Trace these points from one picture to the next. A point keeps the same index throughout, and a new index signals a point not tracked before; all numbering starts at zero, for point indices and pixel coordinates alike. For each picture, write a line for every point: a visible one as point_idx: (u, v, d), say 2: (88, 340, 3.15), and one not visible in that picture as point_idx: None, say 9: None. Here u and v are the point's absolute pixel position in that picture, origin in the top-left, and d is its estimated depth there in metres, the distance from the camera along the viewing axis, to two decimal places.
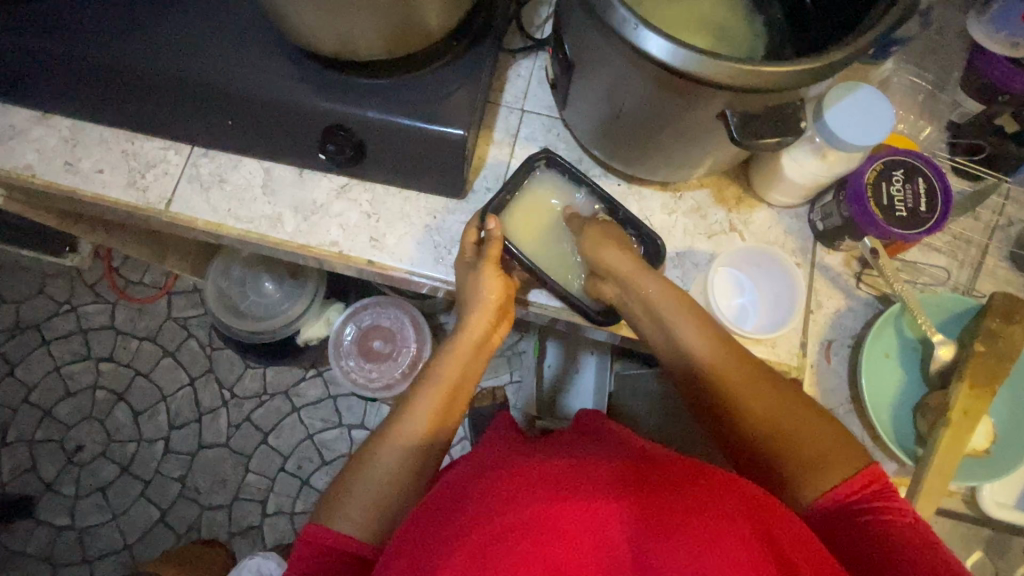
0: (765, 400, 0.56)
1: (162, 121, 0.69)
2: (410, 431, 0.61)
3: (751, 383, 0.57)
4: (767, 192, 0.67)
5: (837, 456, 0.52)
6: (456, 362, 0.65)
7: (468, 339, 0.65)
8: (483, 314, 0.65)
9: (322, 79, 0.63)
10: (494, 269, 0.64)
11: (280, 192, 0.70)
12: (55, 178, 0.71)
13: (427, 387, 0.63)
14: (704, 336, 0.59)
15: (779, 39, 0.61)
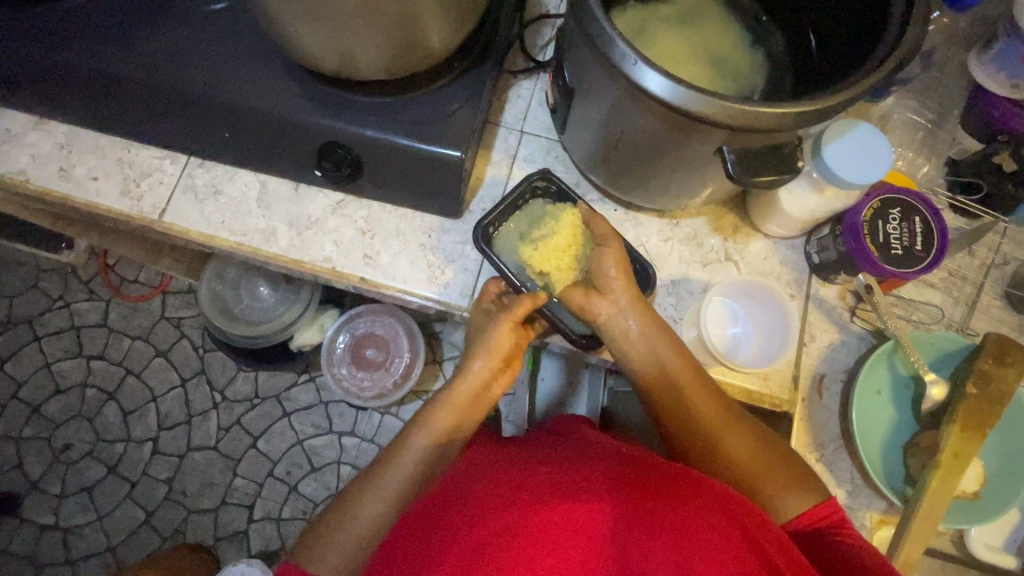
0: (745, 450, 0.59)
1: (160, 131, 0.68)
2: (403, 479, 0.60)
3: (733, 428, 0.60)
4: (765, 222, 0.67)
5: (802, 491, 0.57)
6: (455, 408, 0.64)
7: (469, 385, 0.64)
8: (488, 364, 0.64)
9: (321, 95, 0.62)
10: (511, 325, 0.63)
11: (275, 206, 0.70)
12: (49, 184, 0.70)
13: (424, 431, 0.62)
14: (702, 394, 0.60)
15: (780, 72, 0.61)
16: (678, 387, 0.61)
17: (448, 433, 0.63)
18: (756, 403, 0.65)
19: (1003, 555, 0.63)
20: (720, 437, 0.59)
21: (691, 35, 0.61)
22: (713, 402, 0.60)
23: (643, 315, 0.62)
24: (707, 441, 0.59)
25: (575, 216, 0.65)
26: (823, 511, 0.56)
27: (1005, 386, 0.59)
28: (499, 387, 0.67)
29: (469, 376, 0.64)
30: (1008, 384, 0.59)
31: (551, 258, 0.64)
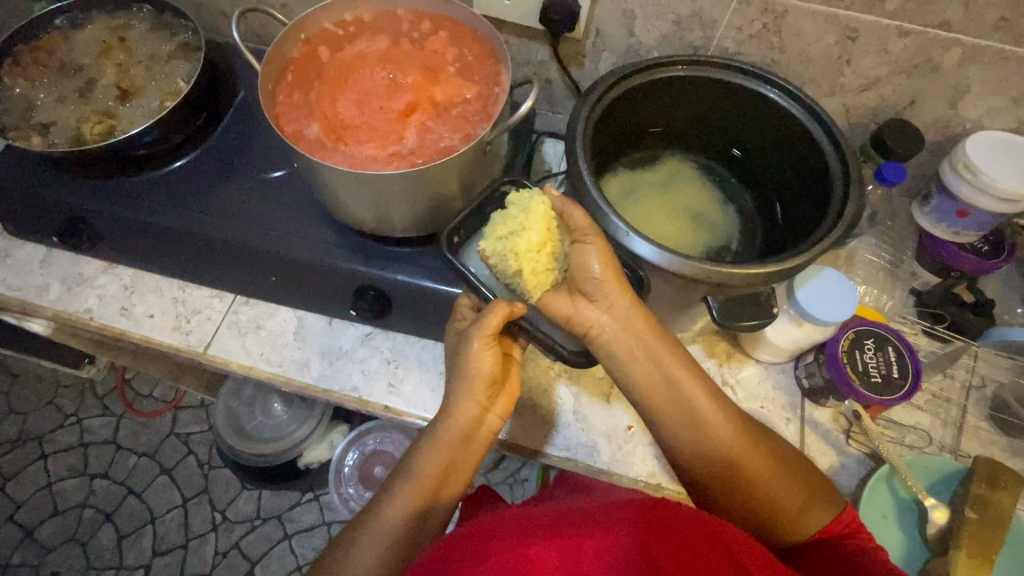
0: (761, 465, 0.58)
1: (216, 276, 0.79)
2: (388, 529, 0.57)
3: (732, 425, 0.58)
4: (755, 349, 0.73)
5: (819, 505, 0.58)
6: (440, 453, 0.60)
7: (456, 424, 0.61)
8: (474, 394, 0.61)
9: (360, 246, 0.73)
10: (489, 342, 0.60)
11: (309, 339, 0.77)
12: (108, 320, 0.78)
13: (409, 476, 0.60)
14: (701, 401, 0.58)
15: (752, 224, 0.72)
16: (683, 396, 0.58)
17: (435, 480, 0.60)
18: None
19: None
20: (723, 449, 0.58)
21: (673, 194, 0.73)
22: (719, 412, 0.58)
23: (639, 316, 0.57)
24: (705, 449, 0.58)
25: (545, 204, 0.60)
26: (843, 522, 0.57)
27: (1003, 511, 0.62)
28: (492, 417, 0.64)
29: (455, 412, 0.62)
30: (1006, 509, 0.62)
31: (527, 260, 0.59)
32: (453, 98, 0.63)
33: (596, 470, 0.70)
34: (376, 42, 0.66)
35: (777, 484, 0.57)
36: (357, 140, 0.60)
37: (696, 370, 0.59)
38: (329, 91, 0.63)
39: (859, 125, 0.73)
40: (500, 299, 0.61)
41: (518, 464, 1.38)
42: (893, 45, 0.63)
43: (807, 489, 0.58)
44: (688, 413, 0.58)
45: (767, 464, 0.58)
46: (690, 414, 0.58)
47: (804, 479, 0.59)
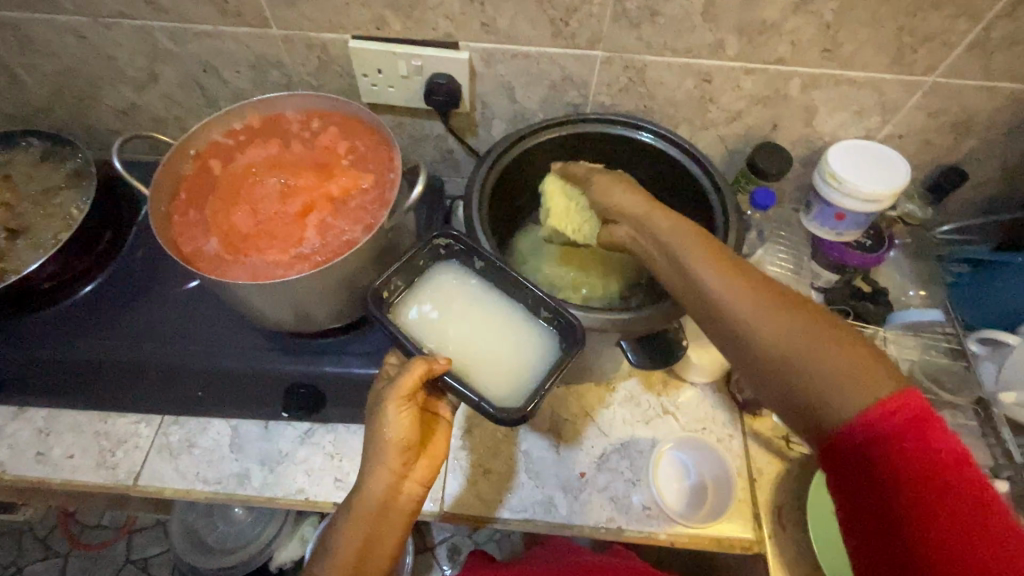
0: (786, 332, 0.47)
1: (139, 400, 0.75)
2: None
3: (748, 298, 0.49)
4: (687, 373, 0.77)
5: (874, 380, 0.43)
6: (357, 533, 0.57)
7: (372, 495, 0.57)
8: (388, 460, 0.58)
9: (285, 345, 0.72)
10: (398, 405, 0.56)
11: (247, 448, 0.75)
12: (24, 470, 0.73)
13: (329, 557, 0.57)
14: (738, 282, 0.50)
15: None
16: (690, 277, 0.53)
17: (353, 564, 0.57)
18: (728, 548, 0.69)
19: None
20: (754, 325, 0.48)
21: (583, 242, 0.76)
22: (735, 282, 0.50)
23: (658, 212, 0.58)
24: (737, 326, 0.49)
25: (553, 177, 0.69)
26: (889, 410, 0.42)
27: None
28: (411, 484, 0.59)
29: (370, 481, 0.58)
30: None
31: (566, 222, 0.69)
32: (349, 191, 0.64)
33: (556, 525, 0.70)
34: (265, 148, 0.67)
35: (796, 352, 0.46)
36: (257, 250, 0.60)
37: (694, 237, 0.54)
38: (223, 204, 0.63)
39: (737, 150, 0.79)
40: (420, 355, 0.56)
41: None
42: (744, 82, 0.70)
43: (859, 360, 0.44)
44: (696, 291, 0.52)
45: (811, 345, 0.45)
46: (701, 293, 0.52)
47: (859, 360, 0.44)
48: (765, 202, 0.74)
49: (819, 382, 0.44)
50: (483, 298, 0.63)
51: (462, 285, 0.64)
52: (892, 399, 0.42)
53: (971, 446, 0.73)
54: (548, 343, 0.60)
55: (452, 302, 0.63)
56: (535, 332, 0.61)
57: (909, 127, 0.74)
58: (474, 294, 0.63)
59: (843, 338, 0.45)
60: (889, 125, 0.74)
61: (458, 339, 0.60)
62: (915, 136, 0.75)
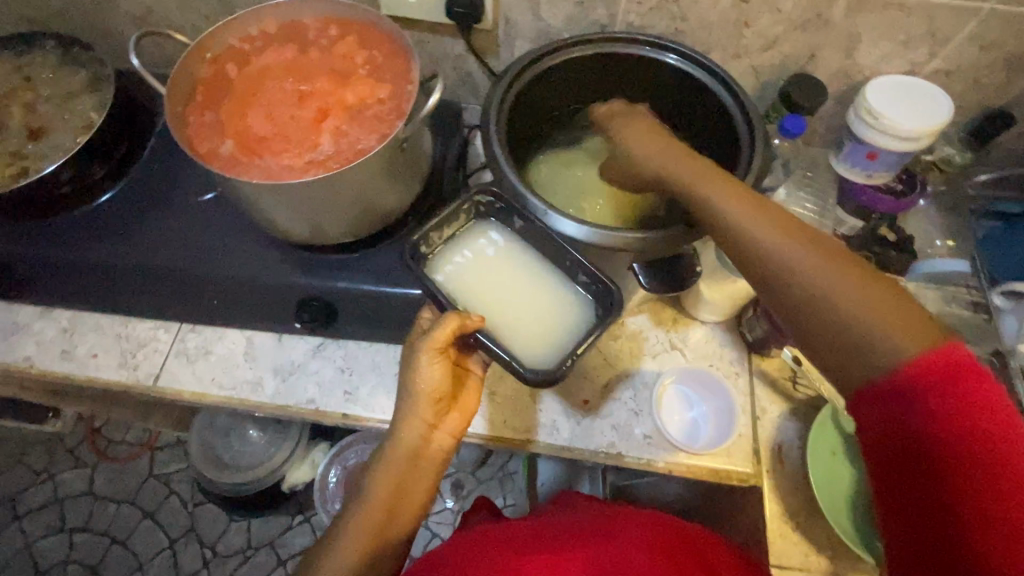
0: (853, 292, 0.43)
1: (158, 306, 0.78)
2: (339, 566, 0.55)
3: (808, 251, 0.46)
4: (697, 310, 0.77)
5: (913, 336, 0.41)
6: (390, 476, 0.59)
7: (404, 442, 0.60)
8: (421, 411, 0.60)
9: (299, 259, 0.73)
10: (433, 357, 0.58)
11: (260, 357, 0.77)
12: (51, 365, 0.76)
13: (363, 500, 0.58)
14: (799, 237, 0.47)
15: None
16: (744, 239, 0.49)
17: (384, 510, 0.58)
18: (726, 480, 0.70)
19: None
20: (809, 277, 0.45)
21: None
22: (789, 238, 0.47)
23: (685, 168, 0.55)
24: (792, 281, 0.46)
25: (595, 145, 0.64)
26: (931, 362, 0.39)
27: None
28: (443, 436, 0.62)
29: (402, 430, 0.60)
30: None
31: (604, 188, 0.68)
32: (366, 100, 0.63)
33: (558, 448, 0.71)
34: (282, 54, 0.66)
35: (856, 314, 0.43)
36: (272, 154, 0.60)
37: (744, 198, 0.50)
38: (238, 107, 0.63)
39: (770, 82, 0.76)
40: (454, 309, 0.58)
41: (505, 458, 1.39)
42: (785, 4, 0.66)
43: (912, 321, 0.42)
44: (749, 248, 0.48)
45: (873, 304, 0.43)
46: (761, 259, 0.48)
47: (914, 315, 0.42)
48: (795, 127, 0.70)
49: (875, 337, 0.42)
50: (522, 264, 0.65)
51: (501, 248, 0.65)
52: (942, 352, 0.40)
53: None
54: (583, 315, 0.62)
55: (493, 265, 0.64)
56: (572, 301, 0.63)
57: (958, 63, 0.70)
58: (515, 257, 0.65)
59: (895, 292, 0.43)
60: (936, 60, 0.70)
61: (497, 300, 0.62)
62: (963, 74, 0.71)
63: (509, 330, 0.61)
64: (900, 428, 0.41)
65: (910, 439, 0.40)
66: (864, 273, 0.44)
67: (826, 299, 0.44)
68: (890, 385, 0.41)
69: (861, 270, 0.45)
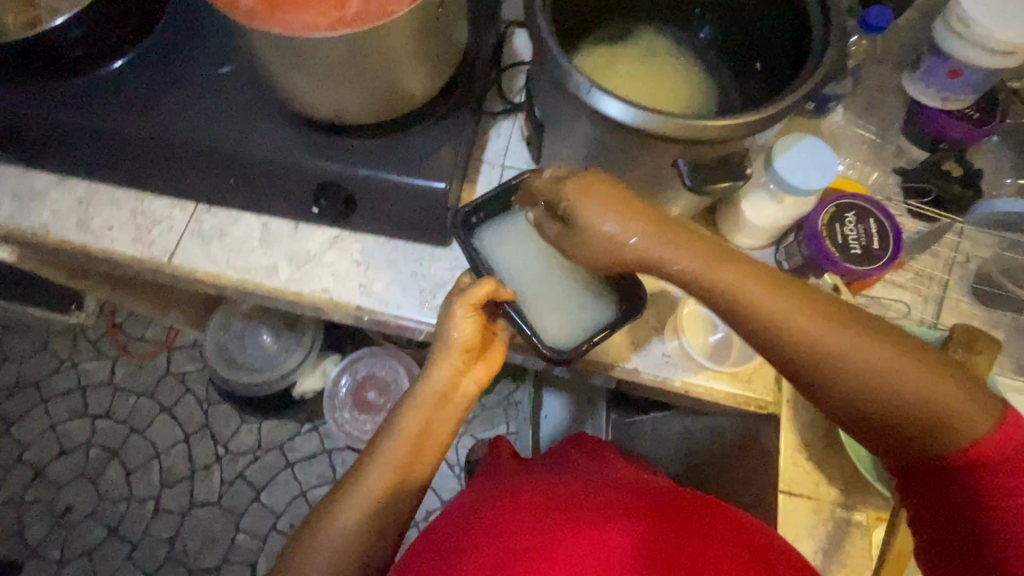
0: (914, 375, 0.45)
1: (174, 184, 0.75)
2: (371, 485, 0.59)
3: (867, 342, 0.46)
4: (733, 234, 0.72)
5: (980, 414, 0.44)
6: (419, 412, 0.63)
7: (433, 385, 0.64)
8: (450, 359, 0.64)
9: (319, 141, 0.69)
10: (468, 311, 0.62)
11: (276, 244, 0.75)
12: (67, 235, 0.75)
13: (392, 432, 0.62)
14: (873, 367, 0.45)
15: (730, 92, 0.68)
16: (800, 321, 0.47)
17: (412, 443, 0.61)
18: (743, 405, 0.69)
19: None
20: (887, 421, 0.46)
21: (655, 78, 0.69)
22: (837, 317, 0.47)
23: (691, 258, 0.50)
24: (882, 421, 0.46)
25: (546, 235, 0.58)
26: (1002, 452, 0.44)
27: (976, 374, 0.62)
28: (469, 382, 0.65)
29: (432, 374, 0.64)
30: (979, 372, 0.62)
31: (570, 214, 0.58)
32: None
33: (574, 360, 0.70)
34: None
35: (934, 406, 0.44)
36: (297, 10, 0.56)
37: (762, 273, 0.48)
38: None
39: None
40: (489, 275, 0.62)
41: (511, 388, 1.41)
42: None
43: (966, 385, 0.45)
44: (820, 369, 0.47)
45: (933, 387, 0.45)
46: (824, 344, 0.46)
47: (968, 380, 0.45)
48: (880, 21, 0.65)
49: (939, 416, 0.44)
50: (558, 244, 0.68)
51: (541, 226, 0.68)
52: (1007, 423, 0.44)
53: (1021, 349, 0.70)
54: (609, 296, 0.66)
55: (529, 242, 0.68)
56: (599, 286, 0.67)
57: None
58: None
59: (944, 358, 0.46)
60: None
61: (528, 279, 0.67)
62: None
63: (537, 309, 0.66)
64: (951, 496, 0.46)
65: (960, 491, 0.45)
66: (920, 348, 0.46)
67: (897, 397, 0.45)
68: (956, 466, 0.45)
69: (908, 342, 0.46)
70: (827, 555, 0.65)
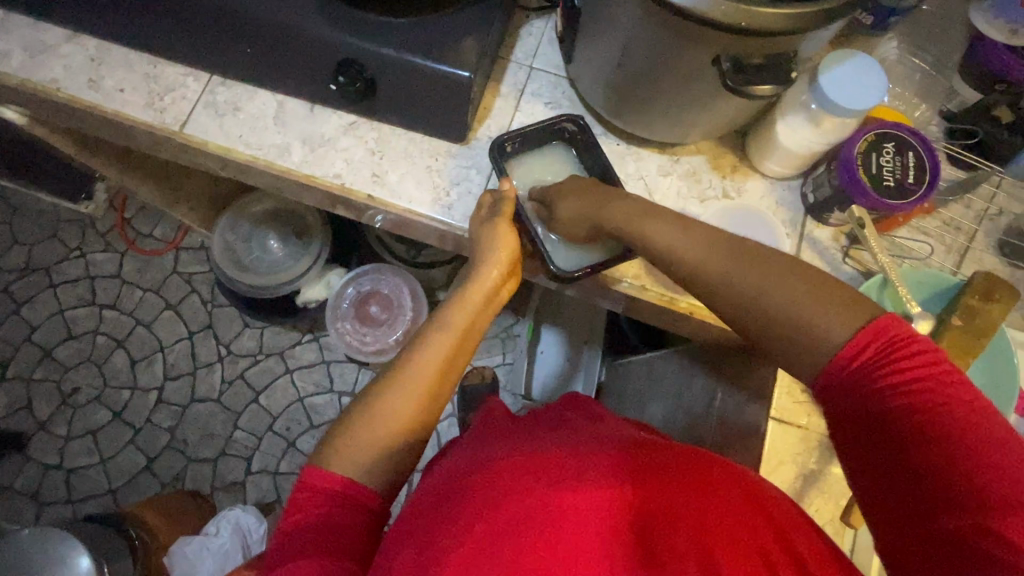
0: (796, 293, 0.51)
1: (188, 49, 0.72)
2: (417, 376, 0.60)
3: (759, 270, 0.53)
4: (762, 161, 0.69)
5: (847, 316, 0.49)
6: (463, 312, 0.64)
7: (480, 288, 0.65)
8: (500, 266, 0.66)
9: (342, 14, 0.65)
10: (508, 225, 0.66)
11: (291, 124, 0.73)
12: (79, 94, 0.73)
13: (439, 329, 0.63)
14: (743, 285, 0.53)
15: None
16: (711, 266, 0.55)
17: (457, 338, 0.63)
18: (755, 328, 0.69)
19: None
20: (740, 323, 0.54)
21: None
22: (736, 250, 0.54)
23: (619, 208, 0.61)
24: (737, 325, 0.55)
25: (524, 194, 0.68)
26: (866, 342, 0.48)
27: (991, 321, 0.61)
28: (504, 295, 0.69)
29: (479, 279, 0.65)
30: (994, 319, 0.61)
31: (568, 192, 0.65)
32: None
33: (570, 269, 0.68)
34: None
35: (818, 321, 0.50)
36: None
37: (669, 215, 0.59)
38: None
39: None
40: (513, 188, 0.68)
41: (511, 320, 1.41)
42: None
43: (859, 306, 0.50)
44: (728, 302, 0.54)
45: (815, 301, 0.50)
46: (719, 280, 0.54)
47: (834, 295, 0.50)
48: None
49: (783, 327, 0.51)
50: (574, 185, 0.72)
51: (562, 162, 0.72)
52: (871, 326, 0.48)
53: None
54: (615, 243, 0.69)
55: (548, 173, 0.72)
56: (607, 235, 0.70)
57: None
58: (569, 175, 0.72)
59: (808, 276, 0.52)
60: None
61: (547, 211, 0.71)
62: None
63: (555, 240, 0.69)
64: (860, 414, 0.48)
65: (864, 406, 0.48)
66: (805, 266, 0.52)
67: (782, 317, 0.51)
68: (842, 373, 0.49)
69: (798, 267, 0.52)
70: (808, 481, 0.67)
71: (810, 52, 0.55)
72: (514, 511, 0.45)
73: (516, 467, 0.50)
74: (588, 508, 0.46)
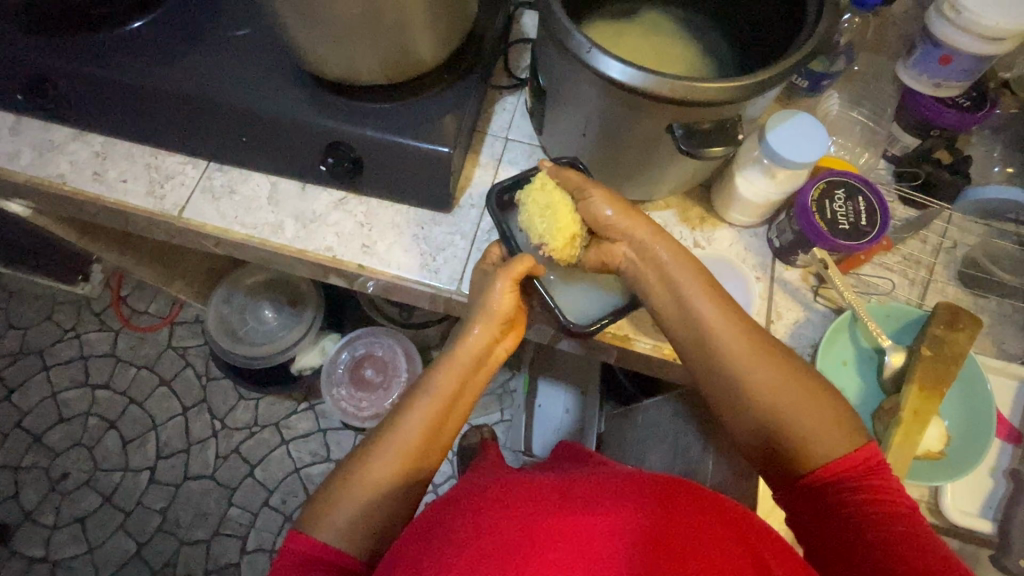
0: (800, 399, 0.59)
1: (187, 140, 0.77)
2: (408, 440, 0.61)
3: (768, 360, 0.60)
4: (727, 211, 0.74)
5: (843, 438, 0.57)
6: (453, 374, 0.65)
7: (470, 349, 0.66)
8: (492, 325, 0.67)
9: (329, 102, 0.72)
10: (511, 284, 0.64)
11: (284, 203, 0.77)
12: (82, 186, 0.78)
13: (429, 393, 0.64)
14: (771, 371, 0.60)
15: (724, 65, 0.70)
16: (711, 346, 0.62)
17: (447, 399, 0.64)
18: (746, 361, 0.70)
19: (979, 520, 0.66)
20: (765, 408, 0.59)
21: (664, 53, 0.70)
22: (743, 338, 0.61)
23: (654, 243, 0.64)
24: (756, 407, 0.60)
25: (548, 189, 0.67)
26: (850, 464, 0.56)
27: (957, 349, 0.64)
28: (498, 352, 0.70)
29: (471, 340, 0.66)
30: (960, 347, 0.64)
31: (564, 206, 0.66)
32: None
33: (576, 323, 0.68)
34: None
35: (815, 434, 0.57)
36: None
37: (698, 282, 0.64)
38: None
39: None
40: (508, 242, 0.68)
41: (506, 376, 1.43)
42: None
43: (842, 429, 0.58)
44: (729, 387, 0.61)
45: (813, 417, 0.58)
46: (725, 363, 0.61)
47: (826, 416, 0.58)
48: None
49: (802, 430, 0.58)
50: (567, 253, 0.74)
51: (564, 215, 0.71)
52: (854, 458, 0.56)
53: (997, 327, 0.73)
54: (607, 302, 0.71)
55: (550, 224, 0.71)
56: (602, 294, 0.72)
57: None
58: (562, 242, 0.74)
59: (807, 399, 0.59)
60: None
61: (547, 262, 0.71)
62: None
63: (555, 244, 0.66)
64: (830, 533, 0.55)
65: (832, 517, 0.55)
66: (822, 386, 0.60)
67: (779, 420, 0.59)
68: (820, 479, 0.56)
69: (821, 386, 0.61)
70: None
71: (755, 113, 0.61)
72: (511, 538, 0.45)
73: (518, 497, 0.49)
74: (586, 539, 0.45)
